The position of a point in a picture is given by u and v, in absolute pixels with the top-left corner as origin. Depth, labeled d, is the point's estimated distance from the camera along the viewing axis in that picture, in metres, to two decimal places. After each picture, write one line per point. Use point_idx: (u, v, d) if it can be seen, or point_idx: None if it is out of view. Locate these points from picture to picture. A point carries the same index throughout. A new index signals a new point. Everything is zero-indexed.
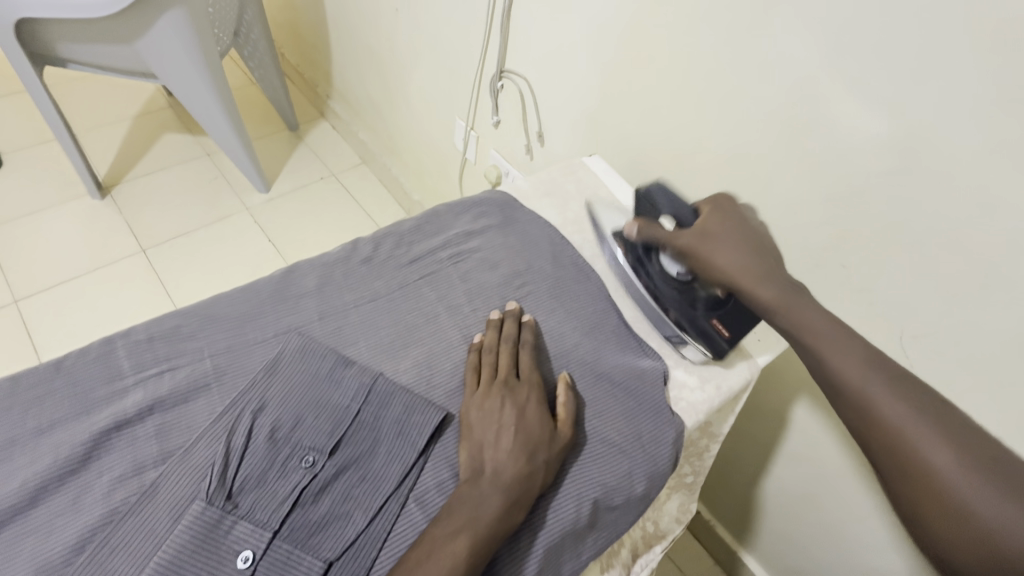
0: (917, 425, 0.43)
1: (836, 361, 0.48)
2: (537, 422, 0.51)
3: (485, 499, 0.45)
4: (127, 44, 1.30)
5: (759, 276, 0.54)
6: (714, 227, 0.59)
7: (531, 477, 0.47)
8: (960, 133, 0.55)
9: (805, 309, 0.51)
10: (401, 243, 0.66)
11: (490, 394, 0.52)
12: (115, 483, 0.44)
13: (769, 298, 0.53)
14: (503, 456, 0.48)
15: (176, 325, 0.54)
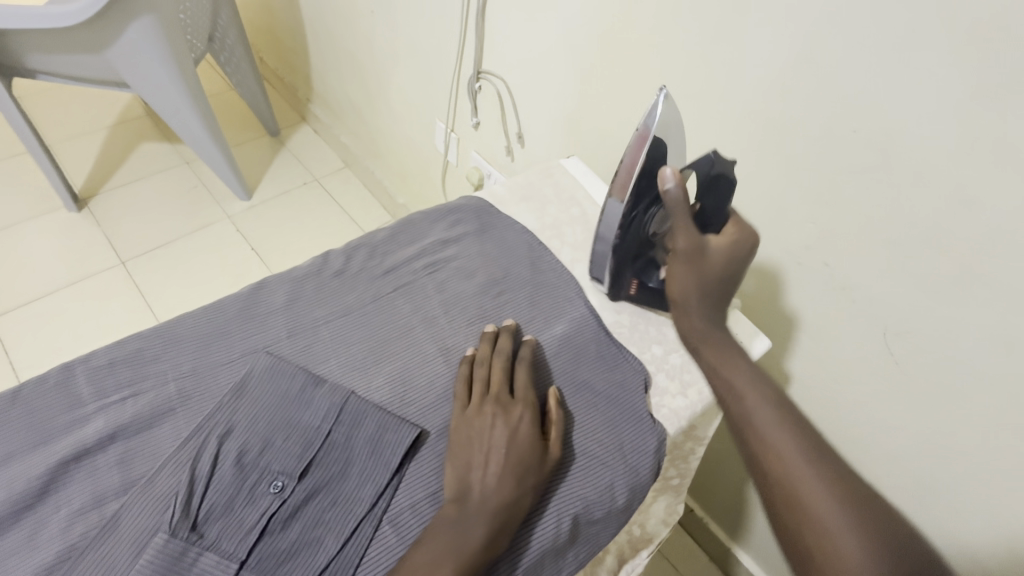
0: (789, 441, 0.50)
1: (745, 395, 0.54)
2: (528, 441, 0.49)
3: (470, 527, 0.44)
4: (98, 54, 1.26)
5: (704, 312, 0.58)
6: (716, 257, 0.58)
7: (517, 501, 0.46)
8: (940, 129, 0.54)
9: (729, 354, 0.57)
10: (374, 254, 0.64)
11: (482, 411, 0.50)
12: (74, 517, 0.42)
13: (700, 332, 0.58)
14: (490, 477, 0.46)
15: (138, 349, 0.52)
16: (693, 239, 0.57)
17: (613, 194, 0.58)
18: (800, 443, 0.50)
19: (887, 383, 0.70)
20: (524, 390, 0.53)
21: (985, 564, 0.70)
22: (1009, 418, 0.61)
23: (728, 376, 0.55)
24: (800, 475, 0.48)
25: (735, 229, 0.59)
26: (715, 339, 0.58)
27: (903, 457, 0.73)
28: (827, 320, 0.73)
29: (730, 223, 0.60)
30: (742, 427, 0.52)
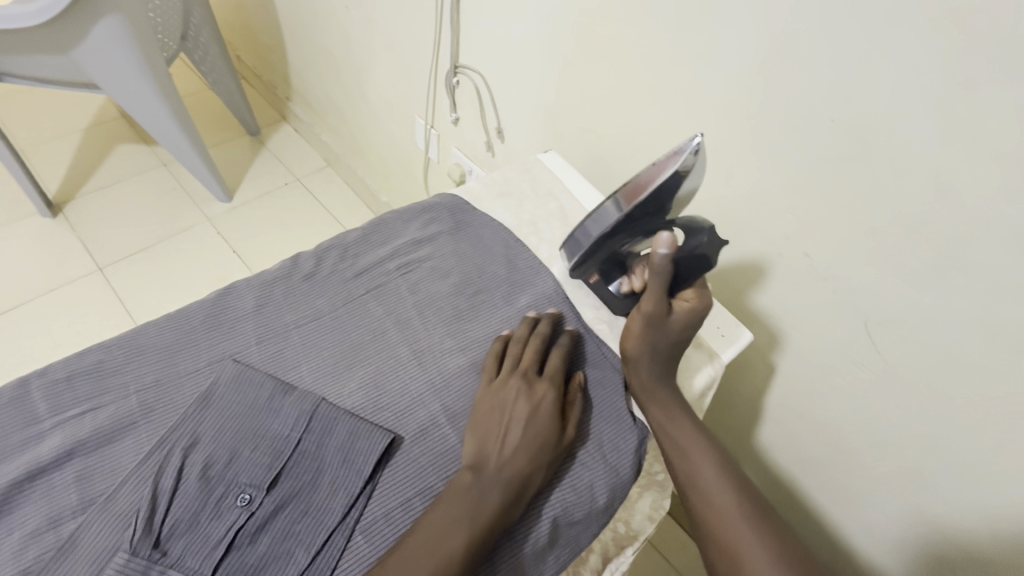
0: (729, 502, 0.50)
1: (690, 453, 0.53)
2: (551, 419, 0.50)
3: (486, 495, 0.45)
4: (63, 54, 1.21)
5: (654, 370, 0.55)
6: (676, 322, 0.56)
7: (528, 477, 0.47)
8: (917, 117, 0.54)
9: (675, 411, 0.55)
10: (346, 256, 0.62)
11: (508, 384, 0.52)
12: (30, 539, 0.41)
13: (646, 391, 0.55)
14: (510, 450, 0.48)
15: (98, 361, 0.51)
16: (659, 304, 0.55)
17: (621, 198, 0.52)
18: (738, 502, 0.50)
19: (871, 372, 0.70)
20: (555, 369, 0.54)
21: (970, 549, 0.70)
22: (990, 404, 0.61)
23: (675, 433, 0.54)
24: (742, 537, 0.48)
25: (694, 297, 0.57)
26: (662, 396, 0.55)
27: (889, 445, 0.73)
28: (810, 311, 0.72)
29: (692, 289, 0.58)
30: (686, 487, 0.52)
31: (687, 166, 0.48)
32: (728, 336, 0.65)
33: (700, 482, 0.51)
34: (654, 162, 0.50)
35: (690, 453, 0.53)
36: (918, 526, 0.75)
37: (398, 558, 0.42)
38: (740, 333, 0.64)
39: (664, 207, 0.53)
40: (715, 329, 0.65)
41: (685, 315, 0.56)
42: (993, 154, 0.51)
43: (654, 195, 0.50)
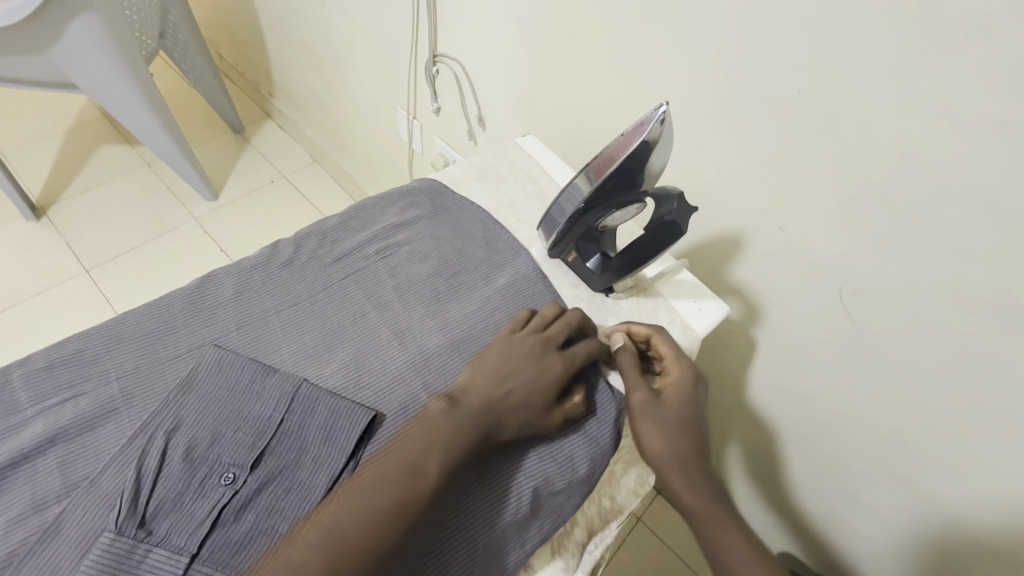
0: None
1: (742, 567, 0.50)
2: (548, 393, 0.52)
3: (463, 418, 0.48)
4: (38, 54, 1.19)
5: (689, 474, 0.53)
6: (671, 402, 0.55)
7: (504, 419, 0.50)
8: (877, 87, 0.55)
9: (730, 538, 0.51)
10: (324, 241, 0.63)
11: (526, 338, 0.55)
12: (15, 523, 0.42)
13: (687, 499, 0.52)
14: (500, 392, 0.51)
15: (77, 350, 0.51)
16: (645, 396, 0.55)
17: (592, 174, 0.54)
18: None
19: (847, 342, 0.71)
20: (576, 352, 0.55)
21: (948, 509, 0.72)
22: (960, 369, 0.62)
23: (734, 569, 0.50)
24: None
25: (677, 367, 0.57)
26: (711, 520, 0.52)
27: (866, 413, 0.75)
28: (788, 283, 0.73)
29: (677, 361, 0.57)
30: None
31: (654, 136, 0.50)
32: (705, 311, 0.65)
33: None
34: (622, 134, 0.52)
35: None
36: (898, 485, 0.76)
37: (371, 479, 0.44)
38: (716, 306, 0.65)
39: (634, 180, 0.54)
40: (693, 304, 0.65)
41: (676, 389, 0.55)
42: (951, 120, 0.51)
43: (623, 167, 0.52)
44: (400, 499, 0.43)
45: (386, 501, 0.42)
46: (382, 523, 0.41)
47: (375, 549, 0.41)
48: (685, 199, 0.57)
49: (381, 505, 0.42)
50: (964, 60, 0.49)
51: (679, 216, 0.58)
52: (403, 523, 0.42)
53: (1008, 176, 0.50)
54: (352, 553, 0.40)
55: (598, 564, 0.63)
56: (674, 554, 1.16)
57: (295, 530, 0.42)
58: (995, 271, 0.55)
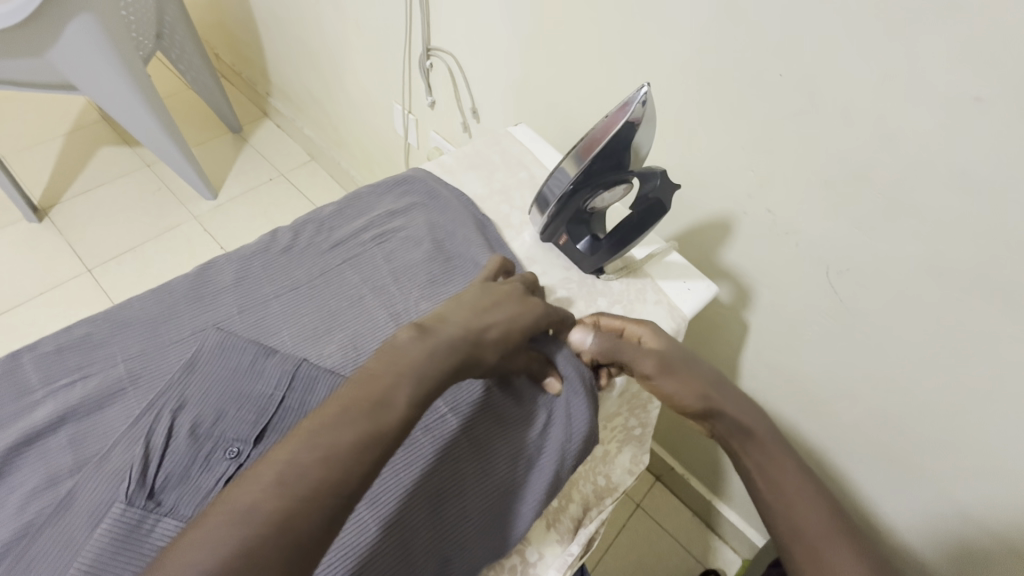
0: (821, 519, 0.52)
1: (782, 472, 0.55)
2: (524, 334, 0.54)
3: (439, 345, 0.47)
4: (37, 57, 1.21)
5: (729, 398, 0.59)
6: (675, 351, 0.59)
7: (482, 353, 0.50)
8: (855, 67, 0.56)
9: (776, 452, 0.57)
10: (322, 229, 0.65)
11: (500, 288, 0.56)
12: (31, 496, 0.45)
13: (736, 413, 0.58)
14: (479, 322, 0.51)
15: (85, 334, 0.54)
16: (653, 362, 0.58)
17: (579, 157, 0.56)
18: (826, 516, 0.53)
19: (835, 320, 0.73)
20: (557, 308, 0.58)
21: (929, 479, 0.74)
22: (943, 343, 0.64)
23: (782, 482, 0.55)
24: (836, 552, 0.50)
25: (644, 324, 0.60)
26: (765, 448, 0.57)
27: (855, 390, 0.76)
28: (777, 264, 0.75)
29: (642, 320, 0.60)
30: (775, 498, 0.55)
31: (637, 117, 0.52)
32: (693, 291, 0.67)
33: (807, 537, 0.52)
34: (607, 115, 0.54)
35: (799, 511, 0.53)
36: (880, 458, 0.79)
37: (334, 413, 0.42)
38: (705, 287, 0.67)
39: (619, 159, 0.56)
40: (682, 284, 0.67)
41: (665, 338, 0.59)
42: (928, 98, 0.53)
43: (608, 147, 0.54)
44: (367, 435, 0.41)
45: (350, 439, 0.41)
46: (346, 459, 0.40)
47: (335, 490, 0.39)
48: (668, 176, 0.60)
49: (345, 444, 0.40)
50: (937, 39, 0.50)
51: (662, 194, 0.60)
52: (367, 460, 0.41)
53: (984, 151, 0.52)
54: (315, 489, 0.38)
55: (590, 540, 0.63)
56: (676, 543, 1.18)
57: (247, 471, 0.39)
58: (973, 246, 0.56)
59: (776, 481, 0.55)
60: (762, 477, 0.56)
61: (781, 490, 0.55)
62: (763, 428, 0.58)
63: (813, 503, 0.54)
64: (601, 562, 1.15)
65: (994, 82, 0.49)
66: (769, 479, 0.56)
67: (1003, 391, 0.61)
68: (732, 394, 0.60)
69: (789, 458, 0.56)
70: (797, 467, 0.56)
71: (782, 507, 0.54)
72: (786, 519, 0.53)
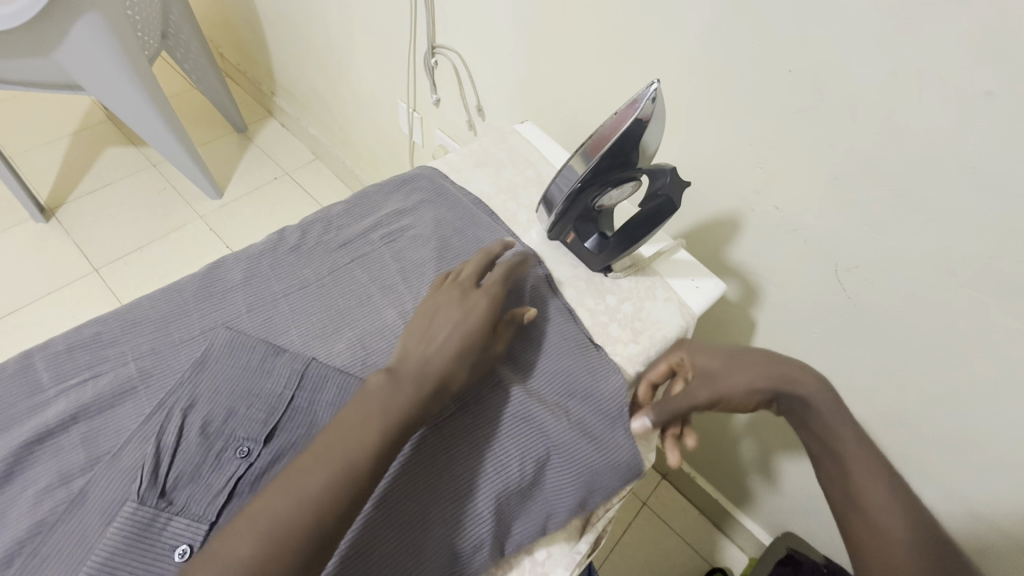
0: (879, 492, 0.48)
1: (841, 441, 0.51)
2: (480, 331, 0.53)
3: (404, 386, 0.47)
4: (44, 57, 1.21)
5: (782, 371, 0.55)
6: (715, 361, 0.58)
7: (447, 378, 0.49)
8: (864, 62, 0.56)
9: (838, 422, 0.52)
10: (330, 227, 0.65)
11: (442, 296, 0.55)
12: (43, 495, 0.45)
13: (799, 383, 0.55)
14: (434, 349, 0.50)
15: (95, 333, 0.54)
16: (703, 389, 0.56)
17: (588, 154, 0.56)
18: (886, 490, 0.48)
19: (842, 318, 0.72)
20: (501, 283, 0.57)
21: (939, 476, 0.74)
22: (952, 339, 0.63)
23: (842, 454, 0.51)
24: (886, 523, 0.46)
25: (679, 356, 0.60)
26: (823, 422, 0.53)
27: (864, 387, 0.76)
28: (786, 261, 0.74)
29: (672, 352, 0.61)
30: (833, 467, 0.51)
31: (646, 114, 0.52)
32: (701, 289, 0.67)
33: (859, 505, 0.48)
34: (616, 112, 0.53)
35: (857, 480, 0.49)
36: (891, 456, 0.78)
37: (304, 462, 0.42)
38: (713, 284, 0.66)
39: (627, 156, 0.56)
40: (690, 281, 0.67)
41: (699, 356, 0.59)
42: (935, 93, 0.52)
43: (617, 144, 0.54)
44: (339, 476, 0.41)
45: (323, 480, 0.41)
46: (322, 502, 0.40)
47: (309, 534, 0.39)
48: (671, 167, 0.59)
49: (319, 487, 0.40)
50: (945, 33, 0.50)
51: (665, 189, 0.60)
52: (342, 500, 0.41)
53: (993, 146, 0.51)
54: (288, 531, 0.39)
55: (598, 538, 0.62)
56: (683, 542, 1.18)
57: (227, 526, 0.39)
58: (984, 241, 0.56)
59: (835, 448, 0.51)
60: (820, 448, 0.53)
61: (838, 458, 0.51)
62: (825, 399, 0.54)
63: (870, 476, 0.49)
64: (608, 559, 1.15)
65: (1002, 76, 0.48)
66: (828, 449, 0.52)
67: (1013, 386, 0.61)
68: (789, 367, 0.56)
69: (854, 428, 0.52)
70: (856, 435, 0.51)
71: (839, 475, 0.51)
72: (840, 486, 0.50)
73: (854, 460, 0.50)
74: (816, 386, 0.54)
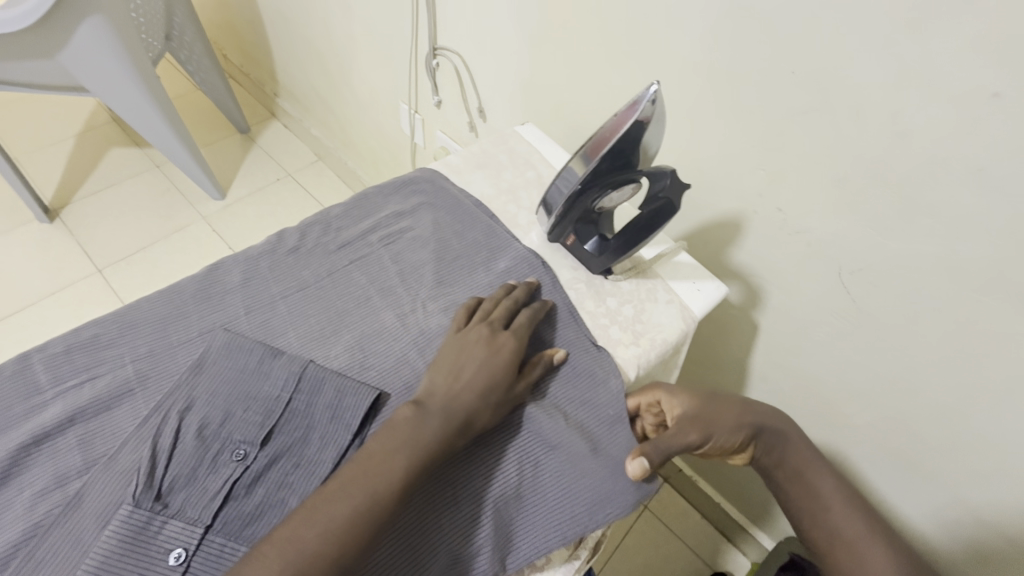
0: (862, 533, 0.53)
1: (819, 488, 0.56)
2: (506, 373, 0.53)
3: (430, 422, 0.47)
4: (50, 58, 1.22)
5: (762, 415, 0.59)
6: (698, 404, 0.57)
7: (472, 416, 0.50)
8: (869, 62, 0.55)
9: (816, 472, 0.57)
10: (329, 229, 0.65)
11: (470, 333, 0.54)
12: (39, 497, 0.45)
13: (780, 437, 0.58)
14: (460, 387, 0.50)
15: (93, 335, 0.54)
16: (695, 427, 0.55)
17: (587, 156, 0.55)
18: (866, 530, 0.53)
19: (846, 322, 0.72)
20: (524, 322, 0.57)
21: (944, 483, 0.73)
22: (958, 343, 0.62)
23: (823, 503, 0.55)
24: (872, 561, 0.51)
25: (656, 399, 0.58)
26: (802, 464, 0.57)
27: (868, 392, 0.75)
28: (789, 265, 0.74)
29: (648, 395, 0.58)
30: (811, 513, 0.56)
31: (646, 115, 0.51)
32: (703, 291, 0.66)
33: (845, 545, 0.53)
34: (616, 114, 0.53)
35: (838, 523, 0.54)
36: (894, 461, 0.77)
37: (331, 489, 0.43)
38: (714, 286, 0.66)
39: (628, 157, 0.55)
40: (690, 284, 0.66)
41: (678, 396, 0.57)
42: (940, 94, 0.52)
43: (617, 146, 0.53)
44: (364, 507, 0.42)
45: (346, 513, 0.42)
46: (346, 532, 0.41)
47: (333, 563, 0.40)
48: (670, 168, 0.59)
49: (342, 517, 0.42)
50: (951, 31, 0.49)
51: (664, 191, 0.59)
52: (364, 533, 0.42)
53: (999, 147, 0.50)
54: (311, 561, 0.40)
55: (598, 544, 0.61)
56: (684, 546, 1.17)
57: (253, 551, 0.41)
58: (989, 245, 0.55)
59: (814, 493, 0.56)
60: (797, 496, 0.57)
61: (816, 501, 0.56)
62: (803, 450, 0.58)
63: (848, 515, 0.55)
64: (609, 563, 1.14)
65: (1012, 77, 0.48)
66: (806, 495, 0.56)
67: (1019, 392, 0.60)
68: (767, 418, 0.59)
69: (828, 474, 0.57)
70: (829, 480, 0.57)
71: (819, 514, 0.55)
72: (825, 531, 0.54)
73: (833, 501, 0.56)
74: (797, 439, 0.58)
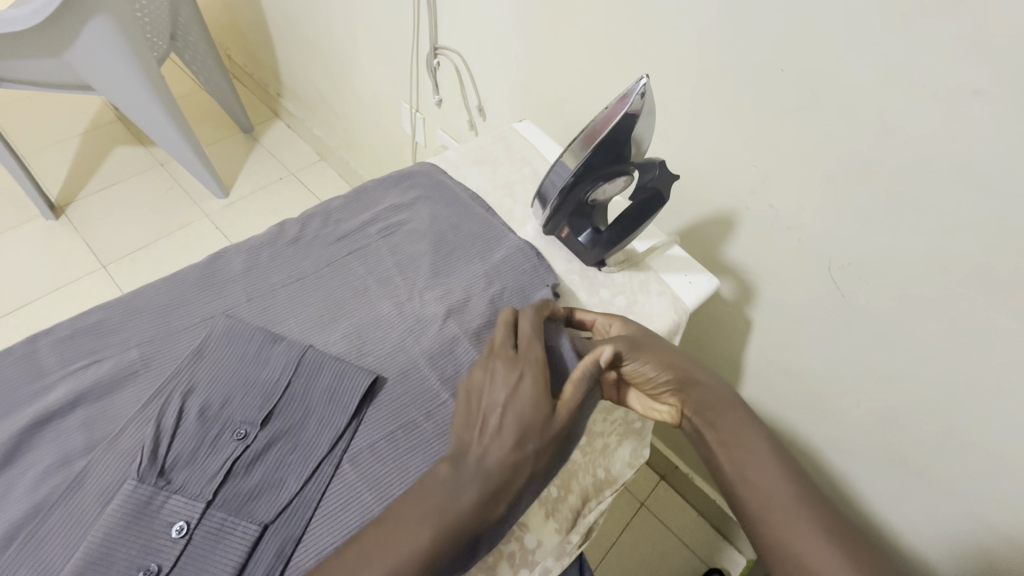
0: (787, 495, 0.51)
1: (747, 448, 0.54)
2: (539, 411, 0.48)
3: (462, 483, 0.45)
4: (57, 57, 1.24)
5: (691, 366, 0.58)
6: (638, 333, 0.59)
7: (518, 469, 0.46)
8: (855, 60, 0.56)
9: (742, 430, 0.55)
10: (329, 221, 0.67)
11: (484, 371, 0.52)
12: (44, 475, 0.47)
13: (705, 392, 0.57)
14: (490, 440, 0.47)
15: (99, 320, 0.56)
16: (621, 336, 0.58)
17: (579, 148, 0.57)
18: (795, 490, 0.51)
19: (836, 316, 0.73)
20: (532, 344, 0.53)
21: (935, 477, 0.74)
22: (946, 336, 0.63)
23: (748, 463, 0.53)
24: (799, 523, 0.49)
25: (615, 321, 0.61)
26: (730, 423, 0.55)
27: (859, 386, 0.76)
28: (781, 261, 0.75)
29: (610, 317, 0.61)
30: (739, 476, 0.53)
31: (636, 109, 0.53)
32: (694, 283, 0.68)
33: (773, 506, 0.51)
34: (606, 108, 0.55)
35: (765, 485, 0.52)
36: (885, 455, 0.79)
37: (350, 553, 0.43)
38: (706, 279, 0.67)
39: (619, 149, 0.57)
40: (682, 276, 0.67)
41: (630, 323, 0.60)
42: (924, 91, 0.53)
43: (609, 138, 0.55)
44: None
45: None
46: None
47: None
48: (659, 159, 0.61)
49: None
50: (934, 31, 0.51)
51: (655, 181, 0.61)
52: None
53: (980, 143, 0.52)
54: None
55: (590, 530, 0.62)
56: (679, 542, 1.18)
57: None
58: (973, 240, 0.56)
59: (740, 452, 0.54)
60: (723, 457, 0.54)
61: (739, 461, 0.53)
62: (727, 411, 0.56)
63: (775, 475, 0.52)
64: (604, 560, 1.15)
65: (995, 75, 0.49)
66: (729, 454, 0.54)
67: (1004, 384, 0.61)
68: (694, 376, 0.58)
69: (754, 427, 0.55)
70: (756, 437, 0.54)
71: (744, 476, 0.53)
72: (755, 492, 0.52)
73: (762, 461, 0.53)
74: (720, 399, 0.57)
